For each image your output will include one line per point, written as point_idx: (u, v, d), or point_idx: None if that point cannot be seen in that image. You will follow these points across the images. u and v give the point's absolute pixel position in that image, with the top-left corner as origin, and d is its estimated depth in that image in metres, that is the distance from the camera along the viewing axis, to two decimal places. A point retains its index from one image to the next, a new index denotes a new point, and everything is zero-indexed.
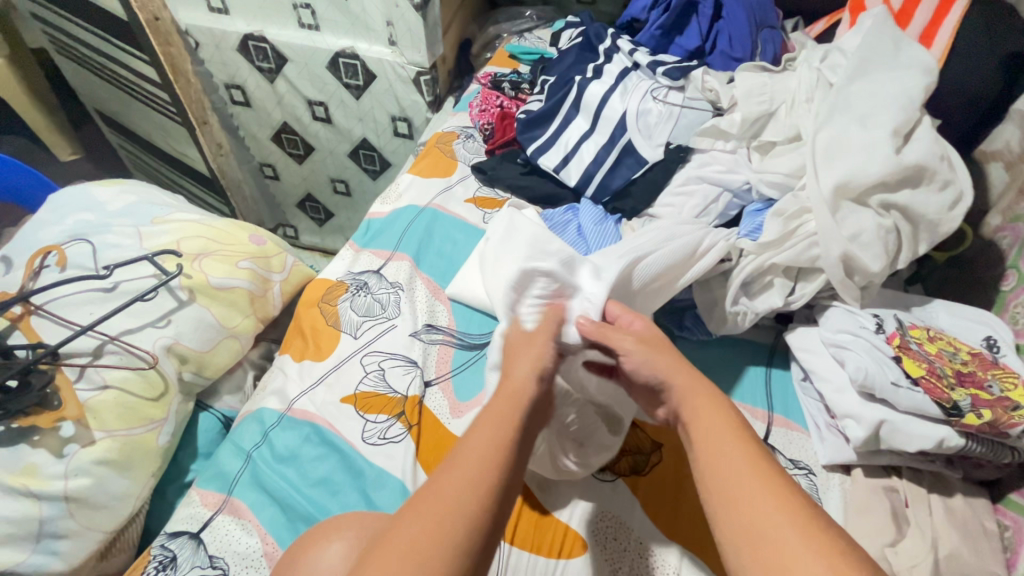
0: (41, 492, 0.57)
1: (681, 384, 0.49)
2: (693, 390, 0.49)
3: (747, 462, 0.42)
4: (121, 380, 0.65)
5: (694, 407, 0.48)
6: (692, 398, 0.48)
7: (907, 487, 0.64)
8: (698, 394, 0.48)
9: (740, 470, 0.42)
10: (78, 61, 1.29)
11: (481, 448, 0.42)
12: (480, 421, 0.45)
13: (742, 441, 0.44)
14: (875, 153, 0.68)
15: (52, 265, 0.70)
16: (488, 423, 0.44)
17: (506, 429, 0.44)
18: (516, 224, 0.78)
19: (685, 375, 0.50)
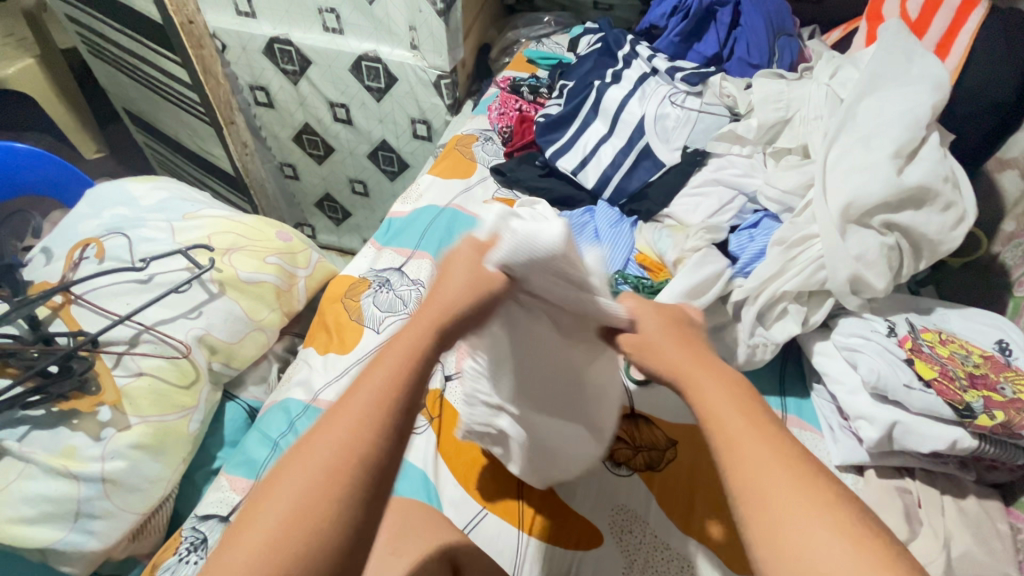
0: (79, 473, 0.60)
1: (671, 356, 0.43)
2: (692, 359, 0.42)
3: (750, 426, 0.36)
4: (155, 368, 0.67)
5: (697, 377, 0.40)
6: (690, 369, 0.41)
7: (919, 488, 0.65)
8: (700, 365, 0.41)
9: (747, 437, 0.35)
10: (109, 61, 1.32)
11: (375, 398, 0.34)
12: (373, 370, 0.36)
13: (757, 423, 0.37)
14: (892, 160, 0.68)
15: (91, 257, 0.73)
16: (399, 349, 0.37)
17: (406, 378, 0.36)
18: None
19: (681, 350, 0.43)
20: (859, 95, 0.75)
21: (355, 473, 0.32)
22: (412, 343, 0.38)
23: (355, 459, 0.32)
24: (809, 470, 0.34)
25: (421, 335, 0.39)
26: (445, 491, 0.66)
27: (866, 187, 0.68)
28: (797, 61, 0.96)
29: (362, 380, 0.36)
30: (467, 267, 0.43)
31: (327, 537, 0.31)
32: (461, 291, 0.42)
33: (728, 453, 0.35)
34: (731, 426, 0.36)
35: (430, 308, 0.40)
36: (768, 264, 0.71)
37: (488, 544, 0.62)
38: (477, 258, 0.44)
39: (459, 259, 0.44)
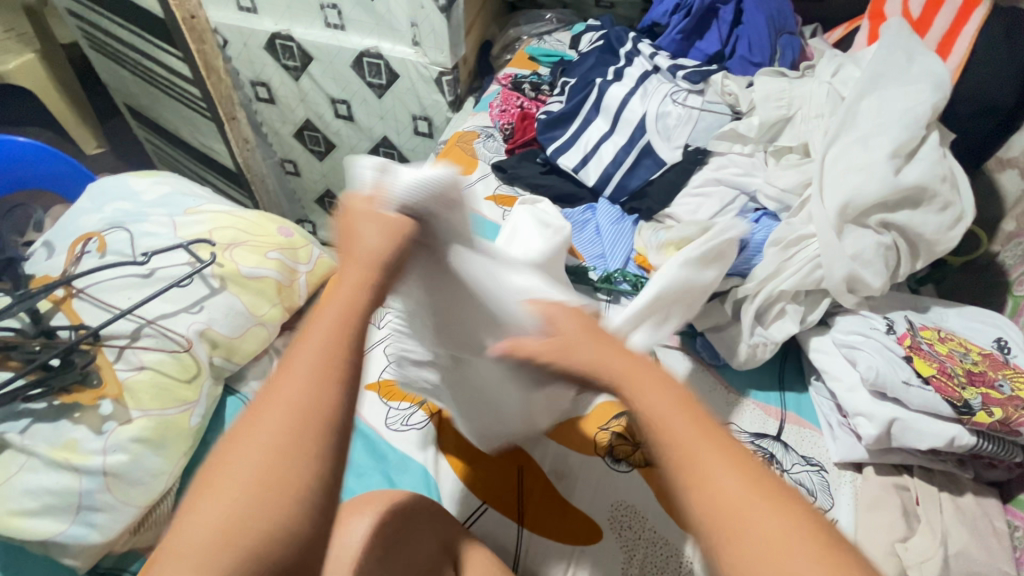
0: (81, 467, 0.60)
1: (603, 356, 0.39)
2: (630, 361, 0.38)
3: (691, 424, 0.33)
4: (156, 361, 0.67)
5: (635, 377, 0.37)
6: (629, 368, 0.38)
7: (917, 485, 0.65)
8: (633, 364, 0.38)
9: (692, 437, 0.32)
10: (111, 55, 1.32)
11: (309, 368, 0.33)
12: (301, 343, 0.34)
13: (711, 427, 0.33)
14: (892, 158, 0.69)
15: (93, 251, 0.73)
16: (319, 330, 0.35)
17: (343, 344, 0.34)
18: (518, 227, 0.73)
19: (608, 351, 0.39)
20: (861, 94, 0.75)
21: (302, 453, 0.31)
22: (345, 305, 0.37)
23: (302, 434, 0.31)
24: (761, 467, 0.32)
25: (352, 296, 0.38)
26: (445, 487, 0.66)
27: (866, 186, 0.68)
28: (799, 59, 0.96)
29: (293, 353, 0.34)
30: (368, 219, 0.43)
31: (288, 522, 0.30)
32: (376, 247, 0.41)
33: (675, 455, 0.32)
34: (676, 426, 0.33)
35: (359, 268, 0.39)
36: (769, 263, 0.72)
37: (488, 538, 0.63)
38: (373, 209, 0.44)
39: (355, 212, 0.44)
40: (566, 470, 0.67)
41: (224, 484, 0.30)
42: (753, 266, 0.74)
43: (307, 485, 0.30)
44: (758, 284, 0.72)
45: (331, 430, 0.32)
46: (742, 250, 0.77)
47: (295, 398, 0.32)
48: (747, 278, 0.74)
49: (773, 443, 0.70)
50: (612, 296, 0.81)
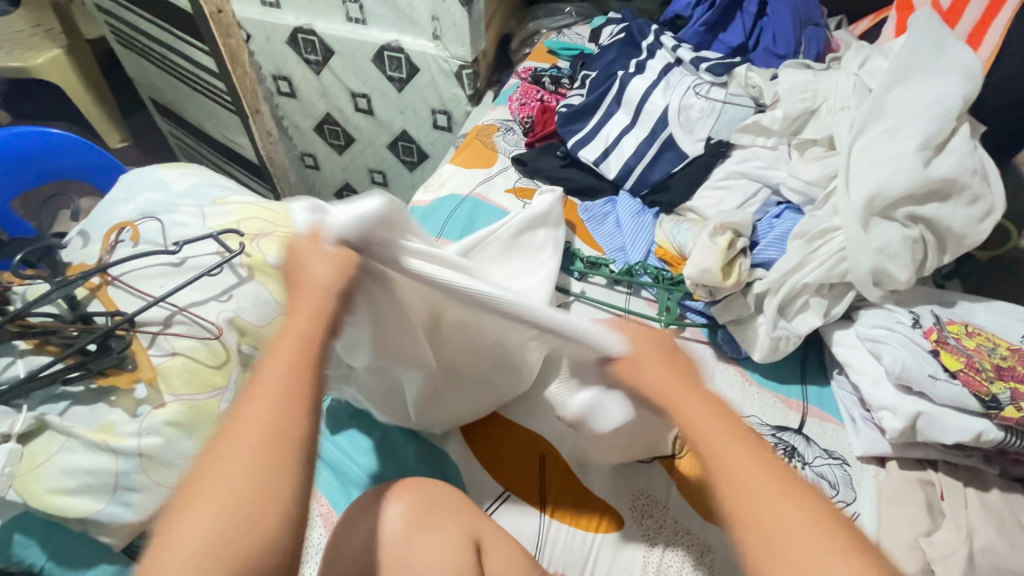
0: (118, 448, 0.62)
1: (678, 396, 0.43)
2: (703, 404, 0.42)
3: (736, 444, 0.39)
4: (187, 347, 0.69)
5: (708, 425, 0.40)
6: (677, 392, 0.43)
7: (942, 480, 0.65)
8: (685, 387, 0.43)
9: (746, 464, 0.38)
10: (138, 50, 1.35)
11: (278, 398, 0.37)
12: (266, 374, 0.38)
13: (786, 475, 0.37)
14: (922, 150, 0.68)
15: (127, 240, 0.74)
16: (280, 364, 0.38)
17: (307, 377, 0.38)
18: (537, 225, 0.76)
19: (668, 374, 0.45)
20: (888, 86, 0.74)
21: (278, 483, 0.34)
22: (307, 337, 0.40)
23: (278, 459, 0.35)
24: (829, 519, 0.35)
25: (315, 322, 0.41)
26: (468, 475, 0.67)
27: (893, 178, 0.67)
28: (824, 51, 0.94)
29: (258, 383, 0.37)
30: (313, 247, 0.46)
31: (276, 541, 0.34)
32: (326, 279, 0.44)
33: (710, 459, 0.39)
34: (758, 482, 0.37)
35: (314, 299, 0.43)
36: (792, 257, 0.71)
37: (510, 526, 0.63)
38: (315, 240, 0.47)
39: (300, 248, 0.46)
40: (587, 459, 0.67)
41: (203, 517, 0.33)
42: (776, 259, 0.74)
43: (281, 512, 0.34)
44: (782, 277, 0.71)
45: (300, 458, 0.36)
46: (771, 238, 0.76)
47: (263, 423, 0.36)
48: (769, 271, 0.74)
49: (795, 437, 0.70)
50: (632, 288, 0.83)
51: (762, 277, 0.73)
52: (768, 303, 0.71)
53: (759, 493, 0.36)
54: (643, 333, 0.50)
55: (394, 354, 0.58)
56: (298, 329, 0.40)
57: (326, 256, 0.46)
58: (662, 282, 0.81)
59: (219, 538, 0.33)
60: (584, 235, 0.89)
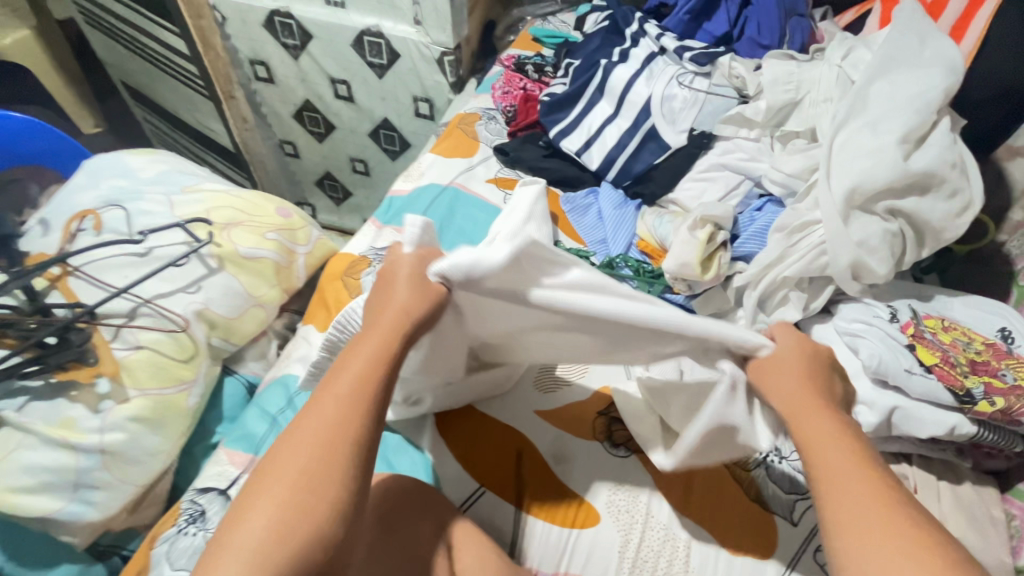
0: (79, 445, 0.60)
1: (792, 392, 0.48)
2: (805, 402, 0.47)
3: (843, 458, 0.43)
4: (153, 341, 0.67)
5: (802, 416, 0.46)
6: (801, 403, 0.47)
7: (915, 473, 0.65)
8: (810, 399, 0.47)
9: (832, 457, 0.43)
10: (107, 31, 1.30)
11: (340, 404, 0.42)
12: (335, 383, 0.44)
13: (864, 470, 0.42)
14: (902, 143, 0.67)
15: (89, 229, 0.71)
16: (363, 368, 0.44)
17: (372, 390, 0.44)
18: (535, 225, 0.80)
19: (794, 384, 0.49)
20: (870, 78, 0.73)
21: (328, 481, 0.39)
22: (376, 355, 0.45)
23: (334, 459, 0.40)
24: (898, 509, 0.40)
25: (385, 342, 0.46)
26: (443, 470, 0.66)
27: (873, 171, 0.67)
28: (808, 42, 0.93)
29: (328, 391, 0.43)
30: (408, 272, 0.52)
31: (321, 536, 0.38)
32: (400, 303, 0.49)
33: (811, 457, 0.44)
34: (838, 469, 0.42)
35: (400, 317, 0.48)
36: (772, 251, 0.71)
37: (485, 520, 0.63)
38: (415, 265, 0.52)
39: (400, 265, 0.53)
40: (565, 454, 0.67)
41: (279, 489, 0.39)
42: (757, 252, 0.73)
43: (328, 509, 0.39)
44: (762, 271, 0.71)
45: (352, 463, 0.41)
46: (750, 232, 0.76)
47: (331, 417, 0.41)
48: (750, 262, 0.73)
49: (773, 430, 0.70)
50: (612, 282, 0.81)
51: (742, 270, 0.73)
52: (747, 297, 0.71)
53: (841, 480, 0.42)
54: (793, 343, 0.51)
55: (436, 368, 0.61)
56: (378, 336, 0.47)
57: (414, 276, 0.52)
58: (642, 275, 0.79)
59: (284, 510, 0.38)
60: (565, 228, 0.88)
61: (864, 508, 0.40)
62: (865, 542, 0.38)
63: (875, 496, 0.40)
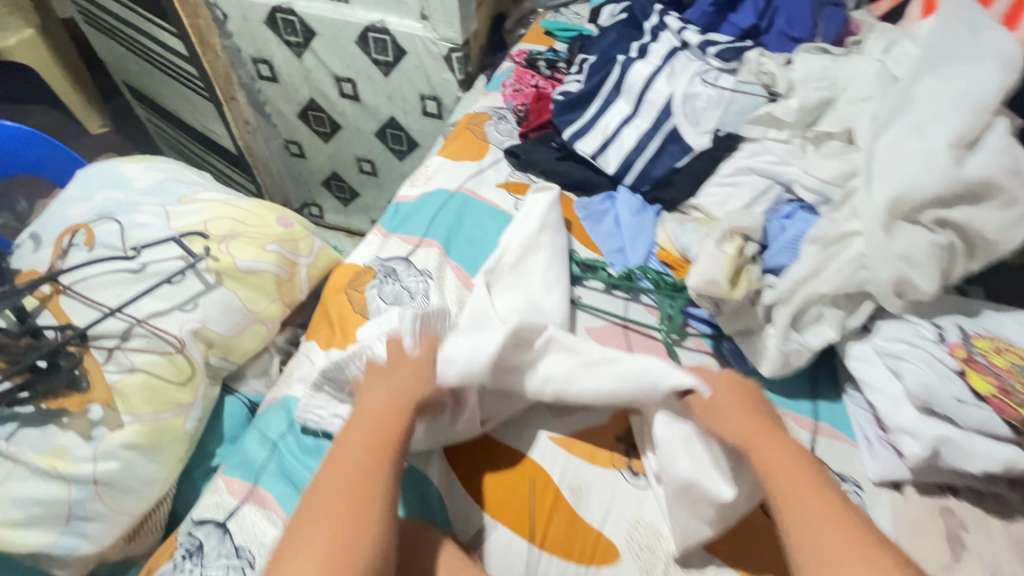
0: (70, 475, 0.57)
1: (738, 425, 0.56)
2: (759, 430, 0.55)
3: (801, 478, 0.50)
4: (149, 363, 0.63)
5: (759, 443, 0.54)
6: (753, 435, 0.55)
7: (964, 508, 0.60)
8: (761, 432, 0.55)
9: (789, 474, 0.50)
10: (106, 31, 1.26)
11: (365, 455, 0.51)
12: (355, 440, 0.52)
13: (816, 485, 0.50)
14: (953, 147, 0.61)
15: (81, 245, 0.68)
16: (382, 428, 0.53)
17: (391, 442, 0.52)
18: (545, 246, 0.76)
19: (742, 420, 0.56)
20: (915, 74, 0.67)
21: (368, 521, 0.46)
22: (390, 416, 0.54)
23: (367, 499, 0.47)
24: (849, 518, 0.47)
25: (396, 408, 0.55)
26: (452, 501, 0.62)
27: (919, 179, 0.61)
28: (844, 34, 0.86)
29: (351, 449, 0.51)
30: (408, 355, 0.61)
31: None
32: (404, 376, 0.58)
33: (770, 473, 0.51)
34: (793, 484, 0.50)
35: (407, 386, 0.58)
36: (805, 264, 0.66)
37: (497, 557, 0.59)
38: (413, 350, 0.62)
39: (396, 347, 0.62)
40: (581, 485, 0.62)
41: (320, 536, 0.44)
42: (789, 264, 0.68)
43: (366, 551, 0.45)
44: (794, 288, 0.65)
45: (383, 503, 0.48)
46: (782, 243, 0.70)
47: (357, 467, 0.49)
48: (780, 277, 0.68)
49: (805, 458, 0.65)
50: (632, 294, 0.78)
51: (771, 286, 0.68)
52: (778, 315, 0.65)
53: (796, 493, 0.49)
54: (727, 382, 0.60)
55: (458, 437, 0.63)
56: (393, 402, 0.56)
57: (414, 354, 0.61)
58: (662, 288, 0.75)
59: (329, 552, 0.43)
60: (580, 235, 0.83)
61: (834, 523, 0.46)
62: (836, 547, 0.45)
63: (835, 512, 0.47)
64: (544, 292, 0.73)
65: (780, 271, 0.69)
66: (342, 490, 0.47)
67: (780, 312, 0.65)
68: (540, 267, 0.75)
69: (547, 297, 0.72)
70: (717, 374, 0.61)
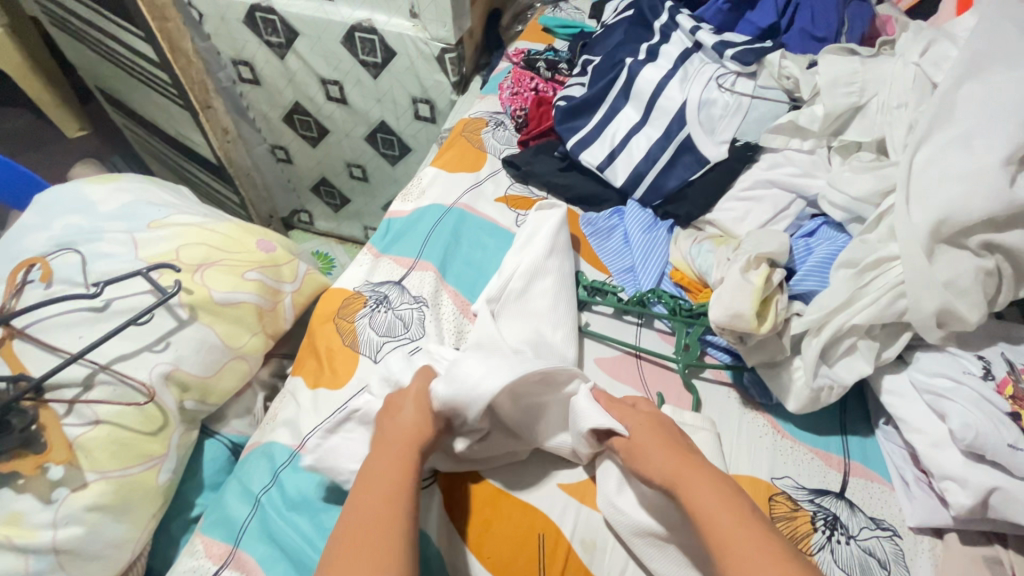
0: (28, 546, 0.51)
1: (664, 463, 0.52)
2: (679, 463, 0.51)
3: (729, 514, 0.45)
4: (115, 414, 0.57)
5: (686, 477, 0.49)
6: (681, 471, 0.50)
7: (1013, 558, 0.55)
8: (684, 466, 0.51)
9: (716, 509, 0.46)
10: (73, 34, 1.19)
11: (381, 502, 0.48)
12: (360, 498, 0.49)
13: (744, 514, 0.46)
14: (1007, 164, 0.54)
15: (36, 281, 0.62)
16: (392, 475, 0.51)
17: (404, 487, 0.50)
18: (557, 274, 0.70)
19: (668, 455, 0.52)
20: (957, 80, 0.61)
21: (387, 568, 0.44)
22: (399, 462, 0.52)
23: (381, 554, 0.45)
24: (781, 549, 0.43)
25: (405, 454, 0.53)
26: (453, 561, 0.56)
27: (965, 200, 0.55)
28: (870, 33, 0.80)
29: (361, 499, 0.49)
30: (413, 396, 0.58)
31: None
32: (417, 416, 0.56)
33: (699, 513, 0.47)
34: (720, 519, 0.45)
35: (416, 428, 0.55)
36: (837, 292, 0.60)
37: None
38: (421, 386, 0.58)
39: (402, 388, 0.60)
40: (594, 539, 0.57)
41: None
42: (819, 289, 0.62)
43: None
44: (825, 319, 0.60)
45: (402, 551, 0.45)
46: (810, 266, 0.65)
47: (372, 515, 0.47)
48: (808, 304, 0.62)
49: (837, 503, 0.59)
50: (644, 319, 0.72)
51: (799, 315, 0.62)
52: (808, 350, 0.59)
53: (725, 532, 0.44)
54: (646, 419, 0.57)
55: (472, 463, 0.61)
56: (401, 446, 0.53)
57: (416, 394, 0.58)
58: (679, 315, 0.68)
59: None
60: (587, 255, 0.77)
61: (771, 561, 0.42)
62: None
63: (765, 543, 0.43)
64: (551, 326, 0.67)
65: (807, 297, 0.64)
66: (346, 552, 0.45)
67: (811, 346, 0.59)
68: (548, 294, 0.69)
69: (554, 332, 0.66)
70: (631, 412, 0.58)
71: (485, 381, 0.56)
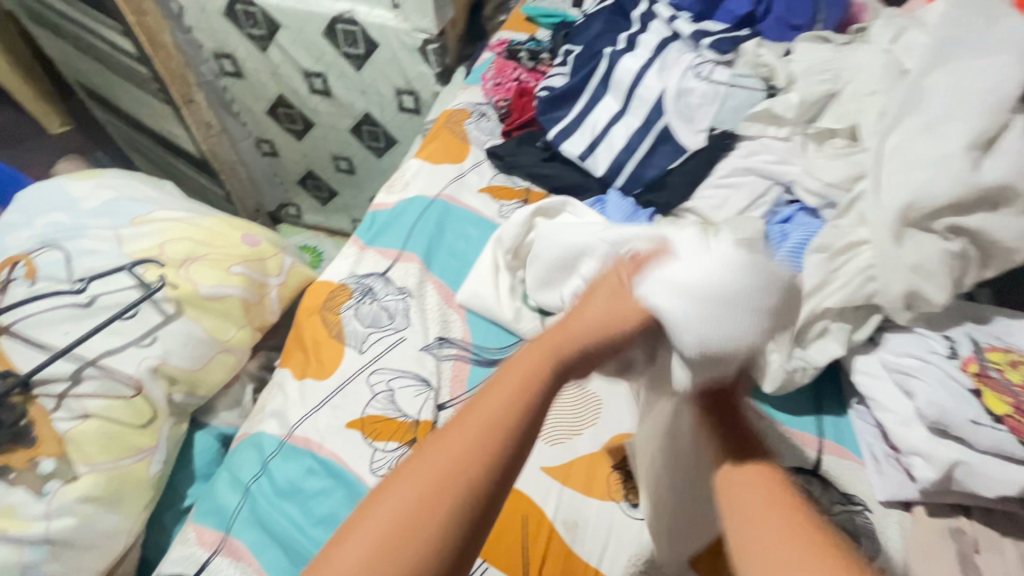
0: (23, 537, 0.51)
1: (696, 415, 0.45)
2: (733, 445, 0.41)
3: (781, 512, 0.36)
4: (104, 408, 0.58)
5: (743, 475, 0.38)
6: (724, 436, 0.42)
7: (977, 530, 0.57)
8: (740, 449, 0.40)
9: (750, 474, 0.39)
10: (52, 29, 1.18)
11: (497, 422, 0.32)
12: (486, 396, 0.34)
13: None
14: (971, 149, 0.56)
15: (21, 278, 0.63)
16: (526, 375, 0.34)
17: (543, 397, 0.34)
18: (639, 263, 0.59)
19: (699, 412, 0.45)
20: (925, 67, 0.62)
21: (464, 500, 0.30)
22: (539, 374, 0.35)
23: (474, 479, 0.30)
24: None
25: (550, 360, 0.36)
26: None
27: (930, 186, 0.56)
28: (846, 20, 0.81)
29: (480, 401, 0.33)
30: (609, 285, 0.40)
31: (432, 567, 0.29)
32: (596, 320, 0.38)
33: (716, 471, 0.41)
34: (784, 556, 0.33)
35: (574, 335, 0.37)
36: (809, 277, 0.61)
37: None
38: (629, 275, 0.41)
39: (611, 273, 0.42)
40: (576, 520, 0.59)
41: (399, 501, 0.30)
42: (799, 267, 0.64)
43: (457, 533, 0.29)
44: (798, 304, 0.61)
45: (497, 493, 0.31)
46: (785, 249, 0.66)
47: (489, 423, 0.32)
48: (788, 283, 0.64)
49: (811, 480, 0.62)
50: None
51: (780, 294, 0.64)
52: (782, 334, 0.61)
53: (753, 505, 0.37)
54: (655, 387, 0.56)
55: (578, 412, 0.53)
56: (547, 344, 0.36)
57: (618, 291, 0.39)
58: None
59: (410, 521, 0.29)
60: None
61: None
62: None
63: None
64: None
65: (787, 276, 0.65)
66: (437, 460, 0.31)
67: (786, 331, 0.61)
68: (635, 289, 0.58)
69: None
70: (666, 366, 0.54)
71: (727, 280, 0.38)
